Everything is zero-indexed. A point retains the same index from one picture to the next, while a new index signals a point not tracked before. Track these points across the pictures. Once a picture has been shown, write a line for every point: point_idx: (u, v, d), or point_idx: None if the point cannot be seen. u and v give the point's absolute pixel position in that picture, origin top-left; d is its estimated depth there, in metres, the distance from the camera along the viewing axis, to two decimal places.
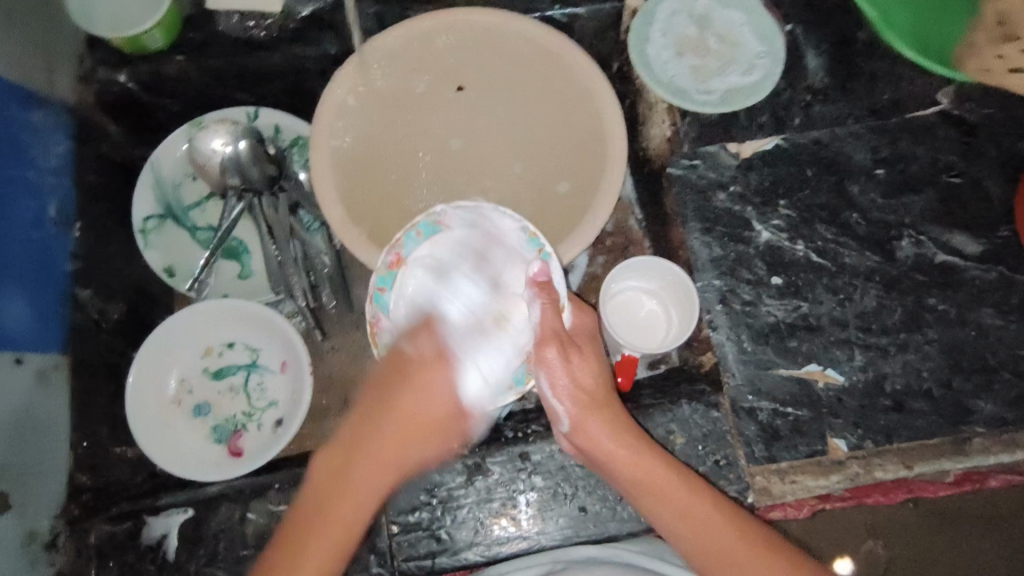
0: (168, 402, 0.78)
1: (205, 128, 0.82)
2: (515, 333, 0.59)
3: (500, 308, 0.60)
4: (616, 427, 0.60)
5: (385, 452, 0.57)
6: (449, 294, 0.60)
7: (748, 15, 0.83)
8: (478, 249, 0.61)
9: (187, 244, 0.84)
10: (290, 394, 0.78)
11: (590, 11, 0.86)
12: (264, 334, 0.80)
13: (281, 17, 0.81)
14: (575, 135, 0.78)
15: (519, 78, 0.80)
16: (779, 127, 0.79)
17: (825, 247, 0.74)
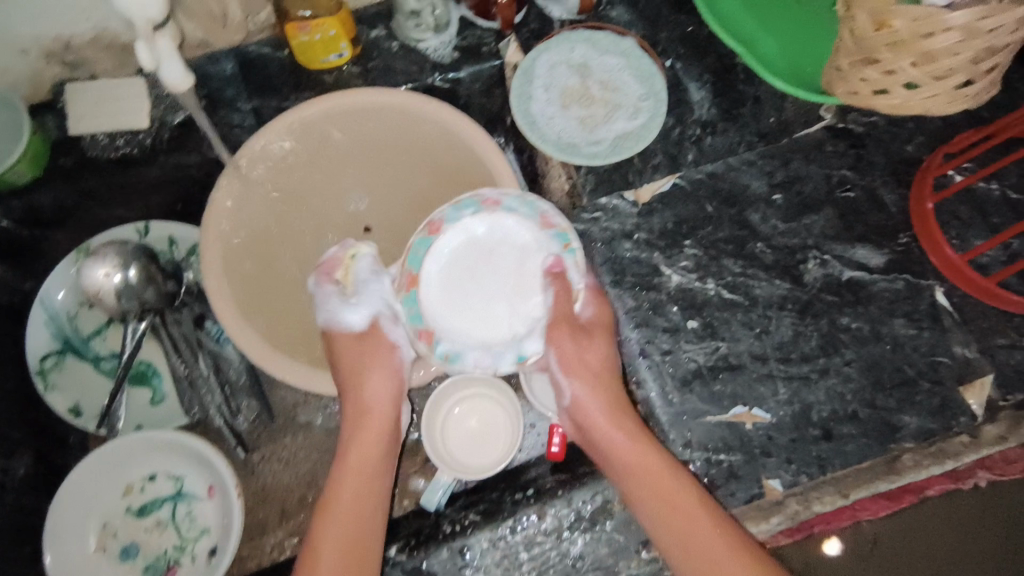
0: (93, 550, 0.74)
1: (91, 255, 0.78)
2: (531, 310, 0.71)
3: (519, 287, 0.72)
4: (610, 403, 0.67)
5: (349, 471, 0.67)
6: (453, 282, 0.71)
7: (625, 58, 0.82)
8: (507, 233, 0.70)
9: (92, 377, 0.81)
10: (220, 521, 0.75)
11: (472, 73, 0.84)
12: (186, 461, 0.77)
13: (153, 129, 0.77)
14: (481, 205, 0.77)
15: (413, 159, 0.79)
16: (673, 166, 0.79)
17: (735, 282, 0.74)
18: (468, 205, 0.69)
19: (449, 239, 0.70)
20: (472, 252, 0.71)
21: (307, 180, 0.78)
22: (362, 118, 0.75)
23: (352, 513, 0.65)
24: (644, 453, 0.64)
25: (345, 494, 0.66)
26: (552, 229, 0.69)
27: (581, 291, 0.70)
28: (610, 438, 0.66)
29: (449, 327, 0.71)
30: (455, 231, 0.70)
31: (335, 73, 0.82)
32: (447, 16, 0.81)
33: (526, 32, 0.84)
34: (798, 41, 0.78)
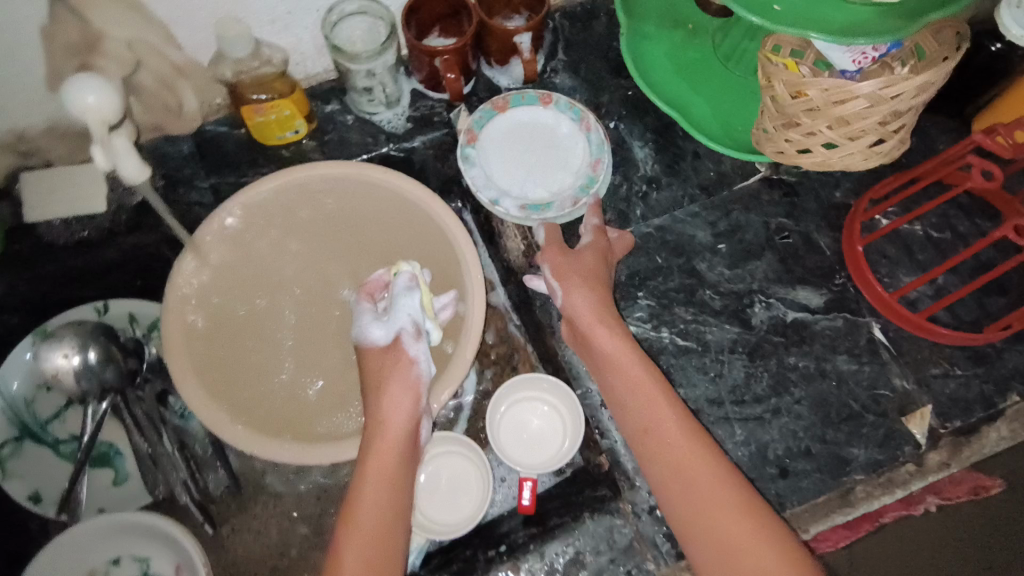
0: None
1: (49, 338, 0.78)
2: (548, 199, 0.82)
3: (544, 177, 0.84)
4: (641, 385, 0.66)
5: (372, 486, 0.63)
6: (510, 150, 0.85)
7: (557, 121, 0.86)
8: (555, 146, 0.85)
9: (51, 461, 0.79)
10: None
11: (426, 140, 0.88)
12: (149, 542, 0.76)
13: (110, 212, 0.79)
14: (438, 268, 0.79)
15: (367, 231, 0.82)
16: (622, 222, 0.83)
17: (687, 328, 0.78)
18: (529, 99, 0.86)
19: (514, 114, 0.86)
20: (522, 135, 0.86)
21: (261, 258, 0.80)
22: (325, 188, 0.79)
23: (379, 532, 0.61)
24: (674, 439, 0.63)
25: (372, 507, 0.62)
26: (592, 168, 0.83)
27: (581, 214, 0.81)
28: (639, 417, 0.65)
29: (505, 182, 0.83)
30: (519, 110, 0.86)
31: (292, 146, 0.85)
32: (399, 89, 0.85)
33: (475, 100, 0.88)
34: (727, 100, 0.84)
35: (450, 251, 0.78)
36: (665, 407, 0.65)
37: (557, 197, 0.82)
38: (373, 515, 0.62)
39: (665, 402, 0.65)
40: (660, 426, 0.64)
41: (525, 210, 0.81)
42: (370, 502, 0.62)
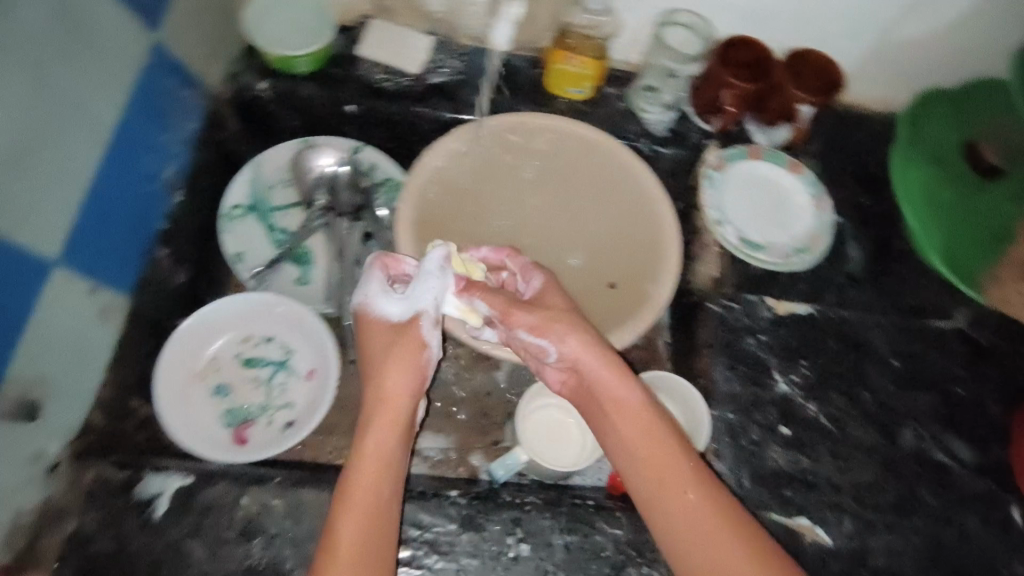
0: (196, 372, 0.81)
1: (314, 147, 0.92)
2: (763, 246, 0.89)
3: (766, 226, 0.90)
4: (631, 412, 0.67)
5: (370, 460, 0.65)
6: (745, 192, 0.92)
7: (796, 188, 0.92)
8: (786, 206, 0.92)
9: (260, 238, 0.90)
10: (308, 402, 0.81)
11: (673, 154, 0.97)
12: (303, 337, 0.84)
13: (415, 78, 0.93)
14: (631, 258, 0.86)
15: (587, 200, 0.90)
16: (813, 297, 0.87)
17: (835, 413, 0.80)
18: (780, 160, 0.93)
19: (762, 165, 0.93)
20: (761, 184, 0.92)
21: (494, 172, 0.90)
22: (577, 148, 0.88)
23: (374, 507, 0.63)
24: (673, 467, 0.64)
25: (365, 489, 0.63)
26: (809, 240, 0.89)
27: (784, 271, 0.88)
28: (638, 458, 0.66)
29: (731, 215, 0.91)
30: (767, 165, 0.93)
31: (568, 102, 0.96)
32: (678, 100, 0.96)
33: (732, 141, 0.96)
34: (965, 229, 0.88)
35: (654, 239, 0.84)
36: (668, 446, 0.65)
37: (770, 248, 0.89)
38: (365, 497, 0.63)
39: (660, 429, 0.66)
40: (658, 467, 0.64)
41: (741, 244, 0.88)
42: (364, 482, 0.64)
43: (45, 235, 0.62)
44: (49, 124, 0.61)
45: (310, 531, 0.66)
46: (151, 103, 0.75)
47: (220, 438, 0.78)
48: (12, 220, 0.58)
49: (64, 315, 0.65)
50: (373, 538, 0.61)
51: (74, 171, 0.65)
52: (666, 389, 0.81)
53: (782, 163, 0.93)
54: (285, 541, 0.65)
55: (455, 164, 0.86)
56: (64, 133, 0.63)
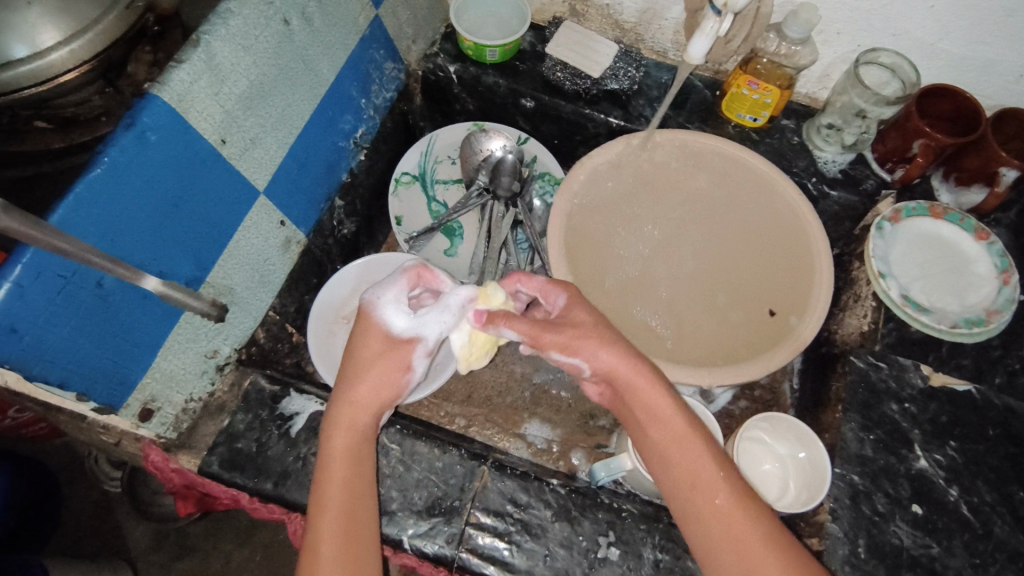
0: (343, 317, 0.87)
1: (485, 132, 0.98)
2: (926, 309, 0.81)
3: (933, 290, 0.83)
4: (657, 411, 0.62)
5: (339, 454, 0.62)
6: (917, 250, 0.85)
7: (978, 258, 0.84)
8: (963, 274, 0.83)
9: (422, 206, 0.99)
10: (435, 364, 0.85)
11: (841, 197, 0.92)
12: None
13: (592, 82, 0.95)
14: (777, 296, 0.83)
15: (744, 229, 0.88)
16: (975, 376, 0.79)
17: (979, 506, 0.72)
18: (966, 224, 0.85)
19: (942, 226, 0.86)
20: (937, 246, 0.85)
21: (649, 185, 0.90)
22: (742, 176, 0.87)
23: (349, 499, 0.61)
24: (701, 472, 0.60)
25: (337, 485, 0.61)
26: (984, 313, 0.80)
27: (946, 338, 0.80)
28: (665, 457, 0.62)
29: (896, 271, 0.84)
30: (950, 227, 0.85)
31: (739, 127, 0.96)
32: (859, 142, 0.90)
33: (909, 195, 0.90)
34: None
35: (805, 284, 0.80)
36: (696, 446, 0.61)
37: (935, 313, 0.81)
38: (340, 490, 0.61)
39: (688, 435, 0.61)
40: (690, 467, 0.60)
41: (903, 301, 0.81)
42: (336, 478, 0.61)
43: (258, 166, 0.72)
44: (282, 72, 0.71)
45: (418, 480, 0.70)
46: (359, 70, 0.84)
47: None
48: (238, 147, 0.68)
49: (257, 238, 0.75)
50: (351, 554, 0.59)
51: (291, 115, 0.75)
52: (771, 425, 0.83)
53: (969, 228, 0.85)
54: (394, 483, 0.70)
55: (616, 171, 0.88)
56: (291, 81, 0.73)
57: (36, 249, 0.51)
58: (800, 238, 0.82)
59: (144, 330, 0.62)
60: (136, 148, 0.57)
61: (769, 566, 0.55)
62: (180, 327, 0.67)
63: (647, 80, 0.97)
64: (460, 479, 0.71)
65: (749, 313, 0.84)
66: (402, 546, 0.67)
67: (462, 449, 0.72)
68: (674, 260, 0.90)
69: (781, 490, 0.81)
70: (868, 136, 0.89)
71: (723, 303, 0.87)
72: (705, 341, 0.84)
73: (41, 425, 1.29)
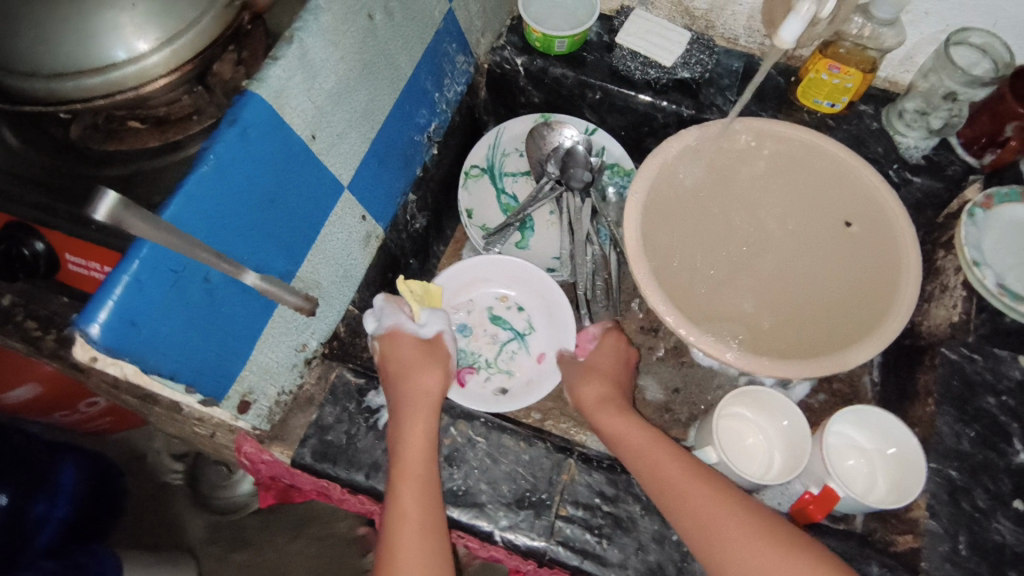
0: (451, 306, 0.92)
1: (552, 125, 0.98)
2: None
3: None
4: (670, 463, 0.66)
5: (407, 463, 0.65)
6: (1010, 235, 0.82)
7: None
8: None
9: (491, 199, 0.99)
10: (527, 379, 0.90)
11: (924, 184, 0.90)
12: (548, 324, 0.92)
13: (662, 71, 0.94)
14: (861, 292, 0.80)
15: (823, 213, 0.86)
16: None
17: None
18: None
19: None
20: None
21: (720, 174, 0.88)
22: (809, 161, 0.86)
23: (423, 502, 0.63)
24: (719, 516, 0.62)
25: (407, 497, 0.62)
26: None
27: None
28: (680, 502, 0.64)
29: (990, 260, 0.81)
30: None
31: (814, 114, 0.94)
32: (946, 127, 0.87)
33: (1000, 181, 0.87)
34: None
35: (891, 280, 0.77)
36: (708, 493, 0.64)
37: None
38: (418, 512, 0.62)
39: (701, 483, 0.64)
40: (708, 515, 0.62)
41: (1000, 291, 0.78)
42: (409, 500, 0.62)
43: (343, 161, 0.73)
44: (364, 67, 0.72)
45: (506, 473, 0.70)
46: (433, 62, 0.85)
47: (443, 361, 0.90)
48: (325, 142, 0.69)
49: (341, 233, 0.76)
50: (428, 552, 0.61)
51: (373, 110, 0.76)
52: (858, 417, 0.80)
53: None
54: (482, 476, 0.70)
55: (695, 157, 0.85)
56: (373, 75, 0.74)
57: (152, 244, 0.52)
58: (885, 235, 0.79)
59: (245, 321, 0.63)
60: (239, 143, 0.58)
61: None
62: (274, 321, 0.68)
63: (717, 68, 0.95)
64: (548, 472, 0.71)
65: (837, 300, 0.82)
66: (493, 538, 0.67)
67: (548, 442, 0.72)
68: (773, 264, 0.88)
69: (869, 484, 0.79)
70: (957, 119, 0.86)
71: (813, 293, 0.84)
72: (801, 333, 0.82)
73: (106, 418, 1.31)
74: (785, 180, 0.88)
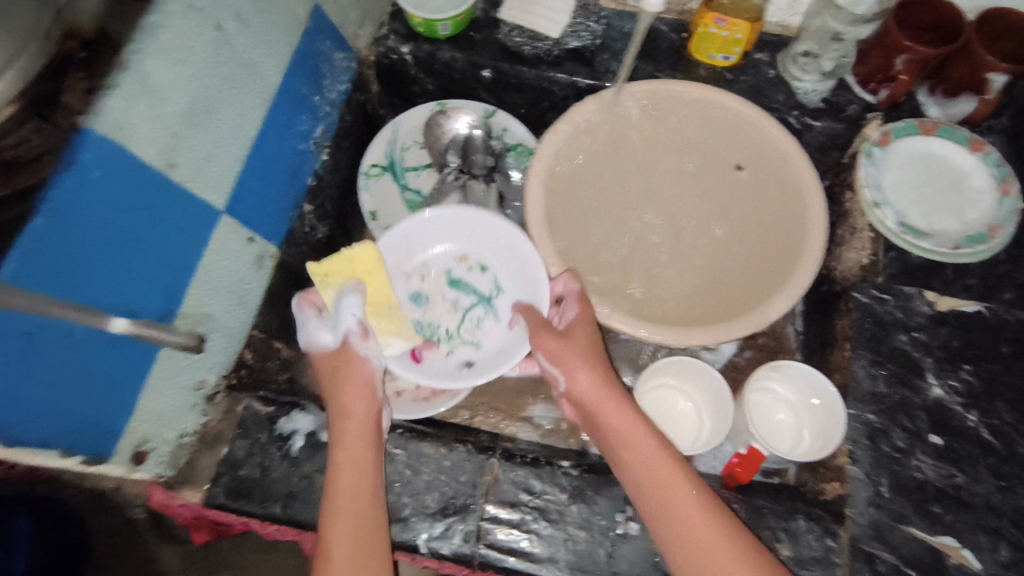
0: (405, 271, 0.82)
1: (447, 112, 0.95)
2: (931, 232, 0.78)
3: (935, 211, 0.80)
4: (657, 467, 0.63)
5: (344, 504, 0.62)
6: (909, 171, 0.82)
7: (975, 169, 0.81)
8: (962, 186, 0.80)
9: (395, 198, 0.96)
10: (495, 348, 0.80)
11: (826, 127, 0.88)
12: (512, 278, 0.81)
13: (551, 44, 0.91)
14: (771, 239, 0.81)
15: (712, 154, 0.86)
16: (984, 295, 0.76)
17: (1001, 427, 0.70)
18: (959, 136, 0.82)
19: (936, 142, 0.82)
20: (929, 164, 0.82)
21: (617, 140, 0.86)
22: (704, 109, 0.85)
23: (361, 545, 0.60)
24: (704, 535, 0.58)
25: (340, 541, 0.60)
26: (997, 227, 0.77)
27: (956, 258, 0.77)
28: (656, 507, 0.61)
29: (893, 199, 0.80)
30: (940, 141, 0.82)
31: (711, 69, 0.92)
32: (838, 69, 0.88)
33: (897, 116, 0.86)
34: None
35: (801, 224, 0.78)
36: (692, 512, 0.60)
37: (939, 233, 0.78)
38: (346, 555, 0.59)
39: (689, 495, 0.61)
40: (690, 529, 0.59)
41: (902, 229, 0.78)
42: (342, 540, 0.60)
43: (215, 185, 0.68)
44: (224, 82, 0.67)
45: (427, 483, 0.69)
46: (308, 64, 0.81)
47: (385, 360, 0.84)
48: (190, 169, 0.65)
49: (227, 259, 0.72)
50: None
51: (242, 126, 0.71)
52: (781, 372, 0.81)
53: (961, 137, 0.82)
54: (404, 489, 0.69)
55: (590, 131, 0.84)
56: (237, 89, 0.69)
57: None
58: (788, 179, 0.80)
59: (122, 372, 0.60)
60: (80, 186, 0.54)
61: None
62: (160, 365, 0.64)
63: (609, 32, 0.92)
64: (470, 475, 0.70)
65: (734, 257, 0.83)
66: (419, 551, 0.66)
67: (468, 444, 0.71)
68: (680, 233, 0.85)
69: (795, 438, 0.80)
70: (847, 59, 0.87)
71: (709, 250, 0.84)
72: (717, 295, 0.81)
73: None
74: (681, 138, 0.87)
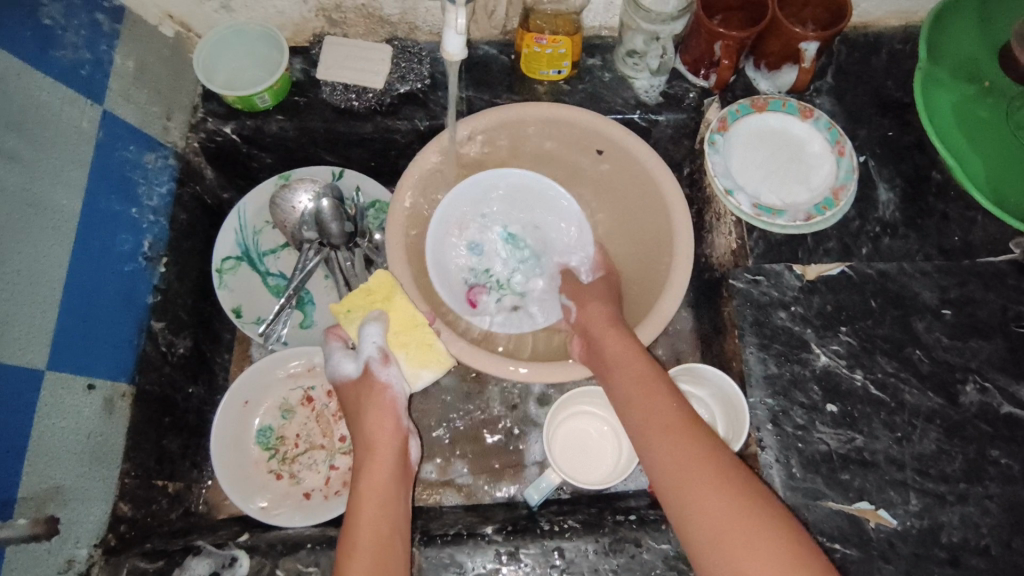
0: (463, 224, 0.83)
1: (290, 185, 0.90)
2: (787, 202, 0.80)
3: (787, 182, 0.82)
4: (647, 390, 0.66)
5: (368, 510, 0.64)
6: (750, 150, 0.83)
7: (809, 136, 0.83)
8: (803, 154, 0.83)
9: (258, 287, 0.90)
10: (542, 299, 0.84)
11: (670, 120, 0.89)
12: (565, 246, 0.86)
13: (381, 92, 0.87)
14: (647, 237, 0.80)
15: (572, 165, 0.85)
16: (845, 254, 0.79)
17: (886, 380, 0.73)
18: (789, 108, 0.84)
19: (770, 117, 0.84)
20: (768, 139, 0.84)
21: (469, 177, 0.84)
22: (534, 131, 0.81)
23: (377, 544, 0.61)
24: (688, 451, 0.60)
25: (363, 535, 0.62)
26: (840, 185, 0.80)
27: (815, 223, 0.79)
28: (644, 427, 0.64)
29: (742, 181, 0.82)
30: (773, 115, 0.84)
31: (548, 84, 0.90)
32: (664, 64, 0.87)
33: (732, 95, 0.88)
34: (999, 162, 0.82)
35: (664, 226, 0.77)
36: (678, 433, 0.62)
37: (795, 202, 0.80)
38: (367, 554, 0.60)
39: (673, 408, 0.64)
40: (674, 445, 0.61)
41: (757, 210, 0.79)
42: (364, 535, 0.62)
43: (26, 345, 0.61)
44: (1, 230, 0.60)
45: None
46: (111, 179, 0.73)
47: (279, 457, 0.83)
48: None
49: (64, 419, 0.65)
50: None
51: (44, 269, 0.63)
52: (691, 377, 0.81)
53: (790, 108, 0.84)
54: None
55: (440, 178, 0.80)
56: (23, 235, 0.61)
57: None
58: (644, 177, 0.78)
59: None
60: None
61: (767, 537, 0.54)
62: (7, 564, 0.57)
63: (437, 68, 0.89)
64: None
65: (628, 255, 0.84)
66: None
67: None
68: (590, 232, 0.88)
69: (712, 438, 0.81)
70: (669, 55, 0.87)
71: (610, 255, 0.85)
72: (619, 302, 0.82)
73: None
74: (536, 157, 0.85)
